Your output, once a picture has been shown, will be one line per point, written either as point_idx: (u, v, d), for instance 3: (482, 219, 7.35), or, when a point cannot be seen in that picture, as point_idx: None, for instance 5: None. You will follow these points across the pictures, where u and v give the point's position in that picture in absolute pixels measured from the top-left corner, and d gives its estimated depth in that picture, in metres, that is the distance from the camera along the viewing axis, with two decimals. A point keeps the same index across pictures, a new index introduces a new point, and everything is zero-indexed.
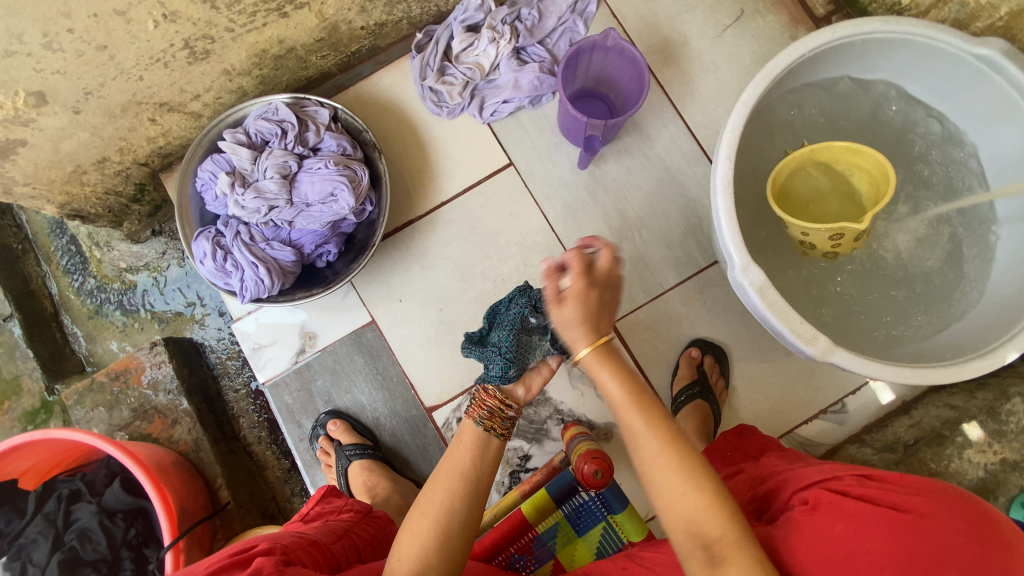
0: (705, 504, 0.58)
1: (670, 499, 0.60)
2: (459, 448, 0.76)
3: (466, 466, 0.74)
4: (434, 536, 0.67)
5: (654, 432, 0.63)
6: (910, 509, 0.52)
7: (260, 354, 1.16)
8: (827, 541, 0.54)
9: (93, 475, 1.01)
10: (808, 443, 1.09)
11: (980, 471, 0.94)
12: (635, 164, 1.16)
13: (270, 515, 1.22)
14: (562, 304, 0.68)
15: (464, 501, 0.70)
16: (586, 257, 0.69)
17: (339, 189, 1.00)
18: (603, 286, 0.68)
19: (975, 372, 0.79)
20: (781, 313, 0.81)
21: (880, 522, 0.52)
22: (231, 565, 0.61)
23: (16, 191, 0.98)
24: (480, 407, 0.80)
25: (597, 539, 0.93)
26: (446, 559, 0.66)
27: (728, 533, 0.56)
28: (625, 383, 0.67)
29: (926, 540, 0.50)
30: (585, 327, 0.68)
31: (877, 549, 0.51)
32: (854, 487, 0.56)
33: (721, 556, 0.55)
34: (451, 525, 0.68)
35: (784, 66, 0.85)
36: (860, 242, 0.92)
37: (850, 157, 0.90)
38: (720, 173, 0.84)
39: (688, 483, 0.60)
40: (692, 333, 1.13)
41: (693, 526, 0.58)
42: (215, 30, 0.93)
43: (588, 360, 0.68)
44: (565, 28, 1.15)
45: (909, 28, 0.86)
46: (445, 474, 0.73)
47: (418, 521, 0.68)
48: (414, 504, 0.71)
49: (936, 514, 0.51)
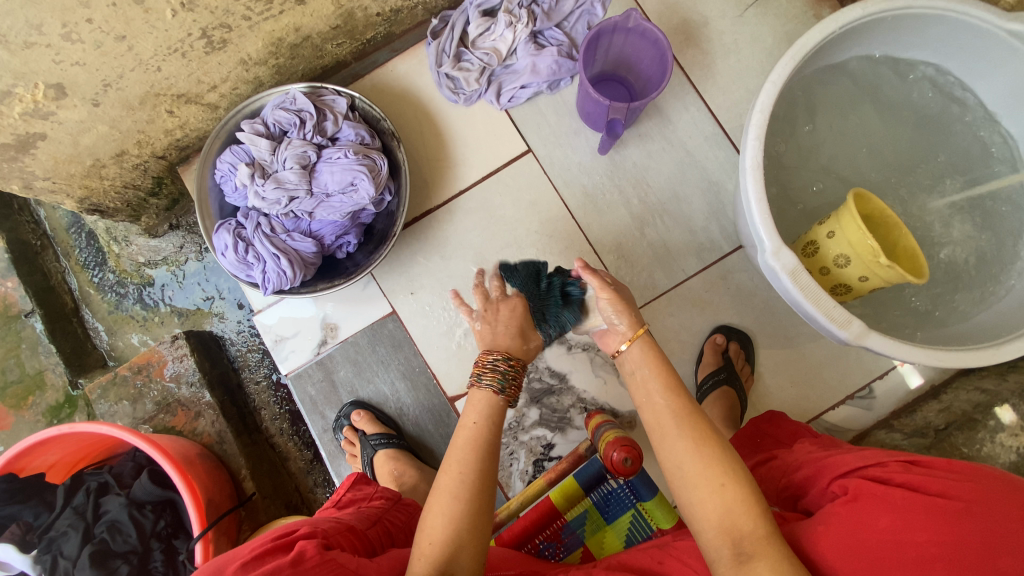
0: (745, 497, 0.58)
1: (708, 492, 0.59)
2: (474, 417, 0.72)
3: (479, 436, 0.70)
4: (465, 508, 0.65)
5: (684, 430, 0.64)
6: (958, 496, 0.50)
7: (282, 346, 1.15)
8: (872, 533, 0.52)
9: (120, 468, 1.02)
10: (835, 429, 1.08)
11: (1013, 454, 0.90)
12: (656, 149, 1.15)
13: (294, 506, 1.23)
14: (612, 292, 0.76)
15: (482, 471, 0.68)
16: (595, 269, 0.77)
17: (359, 178, 0.99)
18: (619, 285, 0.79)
19: (1012, 353, 0.79)
20: (814, 296, 0.79)
21: (927, 510, 0.50)
22: (274, 548, 0.59)
23: (36, 186, 0.99)
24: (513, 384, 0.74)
25: (625, 527, 0.92)
26: (478, 534, 0.64)
27: (761, 529, 0.56)
28: (658, 378, 0.69)
29: (976, 527, 0.48)
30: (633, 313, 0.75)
31: (925, 538, 0.49)
32: (899, 475, 0.55)
33: (751, 552, 0.55)
34: (480, 503, 0.66)
35: (813, 45, 0.83)
36: (843, 293, 0.91)
37: (903, 263, 0.84)
38: (749, 155, 0.82)
39: (727, 477, 0.59)
40: (716, 319, 1.12)
41: (727, 522, 0.57)
42: (232, 18, 0.91)
43: (631, 352, 0.73)
44: (582, 10, 1.11)
45: (943, 5, 0.83)
46: (454, 449, 0.70)
47: (442, 500, 0.66)
48: (435, 485, 0.68)
49: (985, 501, 0.49)
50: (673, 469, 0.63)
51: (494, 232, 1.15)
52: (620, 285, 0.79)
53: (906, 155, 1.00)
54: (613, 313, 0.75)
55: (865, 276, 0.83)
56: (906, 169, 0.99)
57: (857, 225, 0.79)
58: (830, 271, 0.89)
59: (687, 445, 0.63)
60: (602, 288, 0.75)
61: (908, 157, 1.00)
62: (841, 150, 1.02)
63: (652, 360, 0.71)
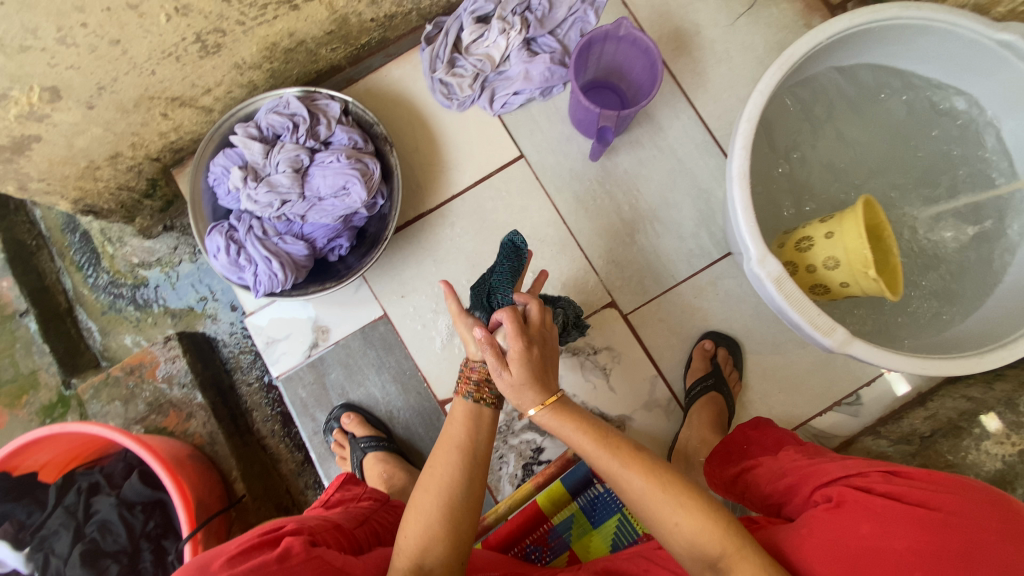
0: (701, 525, 0.58)
1: (667, 531, 0.60)
2: (453, 424, 0.72)
3: (464, 440, 0.70)
4: (440, 513, 0.64)
5: (633, 471, 0.63)
6: (939, 507, 0.51)
7: (273, 349, 1.16)
8: (853, 539, 0.53)
9: (111, 468, 1.02)
10: (822, 435, 1.09)
11: (998, 462, 0.91)
12: (648, 155, 1.15)
13: (284, 508, 1.23)
14: (507, 369, 0.67)
15: (464, 473, 0.67)
16: (519, 313, 0.70)
17: (351, 183, 1.00)
18: (540, 341, 0.71)
19: (994, 363, 0.79)
20: (798, 305, 0.80)
21: (907, 519, 0.51)
22: (260, 543, 0.60)
23: (31, 187, 0.99)
24: (467, 382, 0.74)
25: (612, 531, 0.93)
26: (454, 536, 0.64)
27: (729, 545, 0.56)
28: (591, 427, 0.68)
29: (954, 537, 0.49)
30: (535, 386, 0.68)
31: (904, 546, 0.50)
32: (880, 485, 0.56)
33: (728, 570, 0.55)
34: (455, 500, 0.66)
35: (801, 54, 0.84)
36: (818, 291, 0.93)
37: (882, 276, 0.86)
38: (736, 163, 0.83)
39: (680, 513, 0.59)
40: (705, 325, 1.13)
41: (694, 550, 0.58)
42: (226, 23, 0.92)
43: (542, 418, 0.69)
44: (575, 18, 1.12)
45: (931, 14, 0.84)
46: (443, 450, 0.69)
47: (422, 498, 0.66)
48: (418, 482, 0.68)
49: (964, 512, 0.50)
50: (635, 505, 0.63)
51: (486, 237, 1.15)
52: (536, 339, 0.71)
53: (893, 165, 1.01)
54: (512, 392, 0.68)
55: (847, 283, 0.85)
56: (894, 178, 1.00)
57: (863, 234, 0.80)
58: (815, 271, 0.89)
59: (642, 483, 0.62)
60: (500, 367, 0.67)
61: (896, 167, 1.01)
62: (830, 159, 1.03)
63: (570, 420, 0.69)
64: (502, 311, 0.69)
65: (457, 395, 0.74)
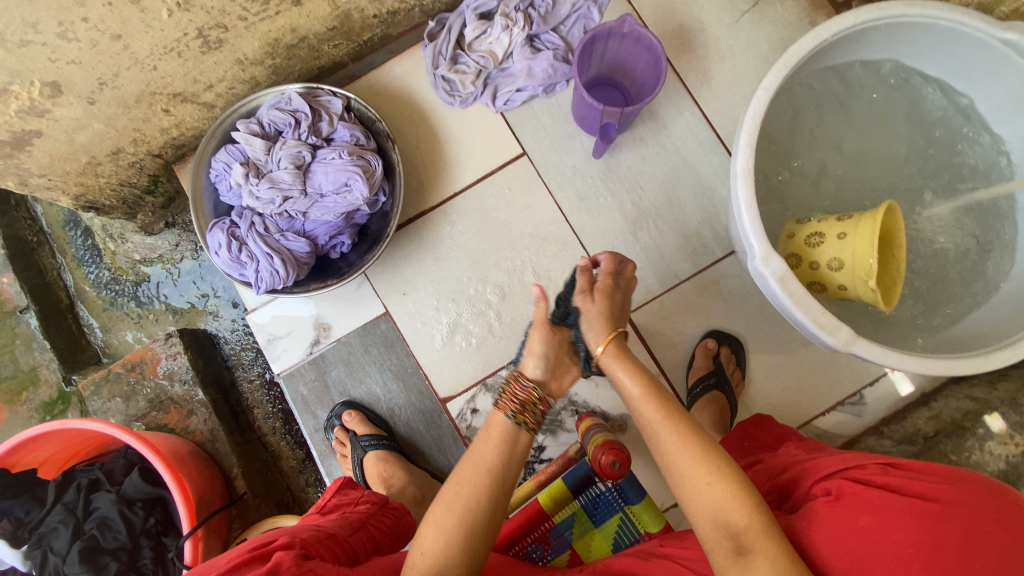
0: (730, 493, 0.58)
1: (696, 492, 0.60)
2: (487, 444, 0.68)
3: (495, 463, 0.67)
4: (461, 533, 0.63)
5: (675, 429, 0.65)
6: (936, 498, 0.50)
7: (274, 346, 1.16)
8: (853, 533, 0.53)
9: (111, 465, 1.01)
10: (825, 434, 1.08)
11: (1002, 463, 0.91)
12: (651, 153, 1.15)
13: (285, 505, 1.23)
14: (593, 296, 0.78)
15: (489, 499, 0.65)
16: (617, 262, 0.83)
17: (353, 179, 1.00)
18: (621, 292, 0.82)
19: (998, 363, 0.79)
20: (803, 303, 0.80)
21: (905, 511, 0.51)
22: (250, 560, 0.59)
23: (32, 182, 0.99)
24: (511, 399, 0.70)
25: (613, 531, 0.93)
26: (470, 557, 0.63)
27: (755, 522, 0.56)
28: (647, 382, 0.71)
29: (953, 529, 0.48)
30: (610, 323, 0.77)
31: (904, 539, 0.49)
32: (878, 477, 0.55)
33: (750, 546, 0.55)
34: (475, 522, 0.64)
35: (806, 52, 0.83)
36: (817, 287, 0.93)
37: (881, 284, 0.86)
38: (740, 160, 0.82)
39: (713, 475, 0.60)
40: (708, 324, 1.12)
41: (720, 517, 0.58)
42: (228, 19, 0.92)
43: (604, 358, 0.75)
44: (579, 15, 1.12)
45: (936, 12, 0.83)
46: (471, 470, 0.67)
47: (442, 515, 0.64)
48: (438, 495, 0.66)
49: (962, 503, 0.49)
50: (668, 464, 0.64)
51: (488, 234, 1.15)
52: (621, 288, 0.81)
53: (898, 164, 1.00)
54: (586, 320, 0.77)
55: (846, 286, 0.86)
56: (898, 177, 1.00)
57: (875, 245, 0.79)
58: (818, 269, 0.89)
59: (679, 442, 0.64)
60: (584, 293, 0.79)
61: (900, 166, 1.00)
62: (833, 158, 1.03)
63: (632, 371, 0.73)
64: (604, 253, 0.83)
65: (498, 409, 0.70)
